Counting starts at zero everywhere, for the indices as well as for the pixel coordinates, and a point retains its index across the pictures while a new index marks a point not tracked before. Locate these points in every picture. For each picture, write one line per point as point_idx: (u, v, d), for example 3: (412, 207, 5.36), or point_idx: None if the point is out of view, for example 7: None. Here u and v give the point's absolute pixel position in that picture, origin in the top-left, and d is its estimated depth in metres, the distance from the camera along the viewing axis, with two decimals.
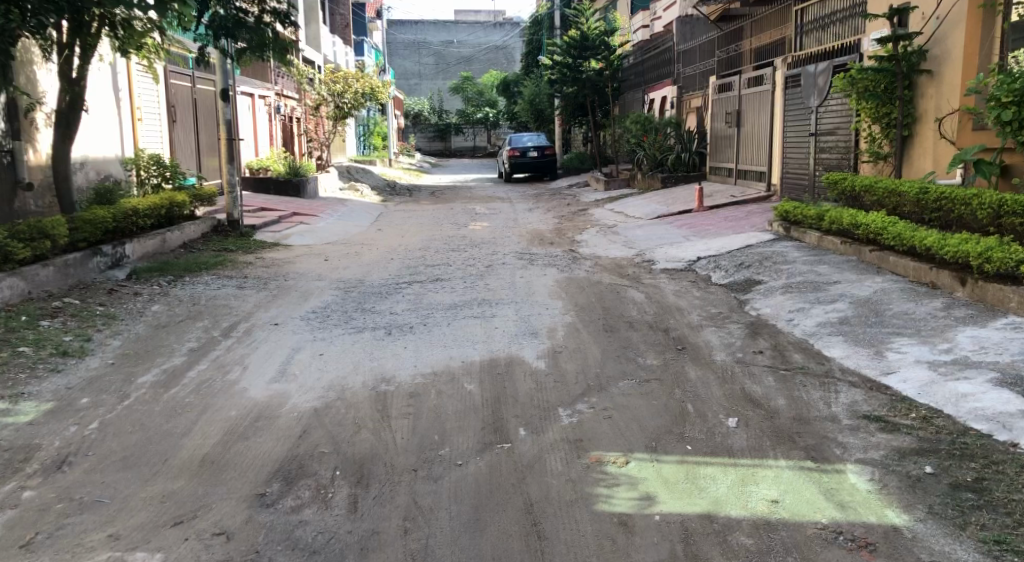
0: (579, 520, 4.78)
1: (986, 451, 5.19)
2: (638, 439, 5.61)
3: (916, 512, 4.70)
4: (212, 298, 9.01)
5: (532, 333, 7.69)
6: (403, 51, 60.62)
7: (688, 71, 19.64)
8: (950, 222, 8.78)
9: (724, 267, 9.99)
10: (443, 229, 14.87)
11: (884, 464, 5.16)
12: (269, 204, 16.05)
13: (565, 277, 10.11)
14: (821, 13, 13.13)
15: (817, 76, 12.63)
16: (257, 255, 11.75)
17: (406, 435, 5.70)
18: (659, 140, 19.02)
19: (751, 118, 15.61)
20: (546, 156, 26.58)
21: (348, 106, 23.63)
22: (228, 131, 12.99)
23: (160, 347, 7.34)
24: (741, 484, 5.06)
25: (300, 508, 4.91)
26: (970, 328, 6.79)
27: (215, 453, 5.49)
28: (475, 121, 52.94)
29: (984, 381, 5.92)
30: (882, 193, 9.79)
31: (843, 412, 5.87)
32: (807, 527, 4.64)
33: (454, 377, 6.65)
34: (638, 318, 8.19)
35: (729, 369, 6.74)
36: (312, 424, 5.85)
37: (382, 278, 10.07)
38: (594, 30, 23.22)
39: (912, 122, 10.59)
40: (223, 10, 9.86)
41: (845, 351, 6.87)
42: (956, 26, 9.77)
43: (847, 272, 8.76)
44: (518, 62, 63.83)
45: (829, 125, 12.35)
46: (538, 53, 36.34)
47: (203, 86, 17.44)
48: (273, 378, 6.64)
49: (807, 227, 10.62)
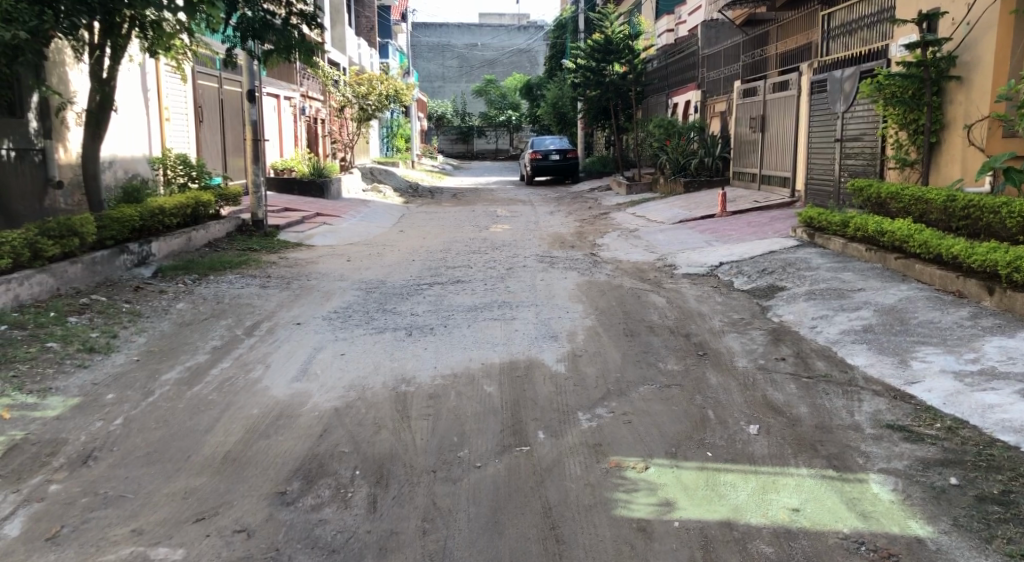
0: (597, 525, 4.77)
1: (1013, 463, 5.12)
2: (658, 445, 5.58)
3: (940, 524, 4.64)
4: (235, 297, 9.06)
5: (552, 337, 7.68)
6: (427, 53, 61.03)
7: (712, 76, 19.49)
8: (978, 230, 8.68)
9: (747, 273, 9.93)
10: (464, 231, 14.91)
11: (907, 475, 5.11)
12: (293, 205, 16.09)
13: (586, 280, 10.12)
14: (849, 17, 13.02)
15: (843, 81, 12.56)
16: (280, 255, 11.78)
17: (425, 436, 5.71)
18: (682, 144, 19.05)
19: (776, 123, 15.49)
20: (569, 159, 26.43)
21: (372, 108, 23.65)
22: (253, 132, 13.03)
23: (185, 345, 7.39)
24: (761, 492, 5.02)
25: (320, 506, 4.93)
26: (998, 338, 6.71)
27: (237, 450, 5.52)
28: (497, 124, 52.77)
29: (1012, 392, 5.85)
30: (908, 200, 9.70)
31: (866, 421, 5.82)
32: (828, 536, 4.60)
33: (473, 379, 6.65)
34: (659, 323, 8.17)
35: (751, 376, 6.70)
36: (333, 424, 5.86)
37: (403, 279, 10.09)
38: (617, 34, 23.06)
39: (939, 129, 10.48)
40: (251, 12, 9.89)
41: (869, 359, 6.81)
42: (987, 32, 9.68)
43: (872, 280, 8.68)
44: (541, 66, 63.76)
45: (855, 131, 12.25)
46: (562, 57, 36.33)
47: (229, 88, 17.55)
48: (294, 377, 6.67)
49: (831, 234, 10.54)
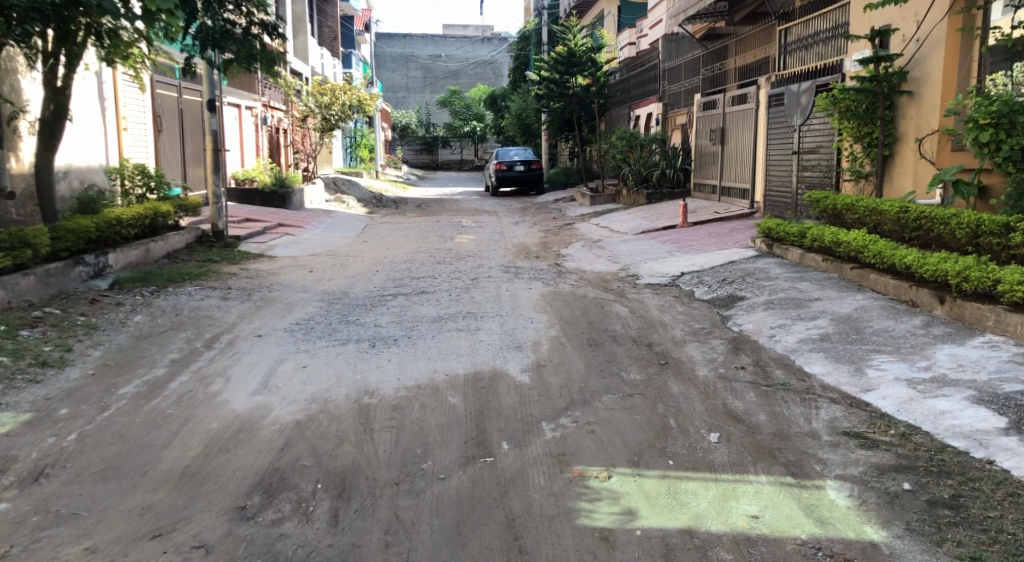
0: (560, 535, 4.81)
1: (963, 468, 5.25)
2: (621, 454, 5.64)
3: (894, 529, 4.74)
4: (195, 309, 9.01)
5: (517, 347, 7.72)
6: (390, 64, 61.01)
7: (673, 89, 19.77)
8: (929, 240, 8.86)
9: (708, 283, 10.06)
10: (430, 241, 14.93)
11: (863, 481, 5.21)
12: (254, 215, 16.03)
13: (550, 290, 10.19)
14: (805, 32, 13.25)
15: (800, 95, 12.76)
16: (241, 266, 11.73)
17: (389, 448, 5.72)
18: (644, 157, 19.13)
19: (735, 136, 15.72)
20: (534, 170, 26.56)
21: (336, 118, 23.55)
22: (214, 142, 12.94)
23: (142, 358, 7.33)
24: (722, 499, 5.10)
25: (281, 521, 4.92)
26: (948, 346, 6.86)
27: (196, 465, 5.48)
28: (462, 135, 52.85)
29: (961, 399, 5.99)
30: (863, 211, 9.88)
31: (824, 428, 5.93)
32: (786, 543, 4.68)
33: (438, 390, 6.66)
34: (622, 332, 8.24)
35: (711, 384, 6.80)
36: (295, 437, 5.85)
37: (367, 290, 10.08)
38: (581, 46, 23.35)
39: (892, 142, 10.68)
40: (211, 22, 9.84)
41: (825, 368, 6.93)
42: (936, 48, 9.87)
43: (829, 290, 8.83)
44: (506, 77, 64.07)
45: (811, 144, 12.46)
46: (526, 69, 36.61)
47: (189, 97, 17.42)
48: (255, 390, 6.63)
49: (789, 244, 10.72)
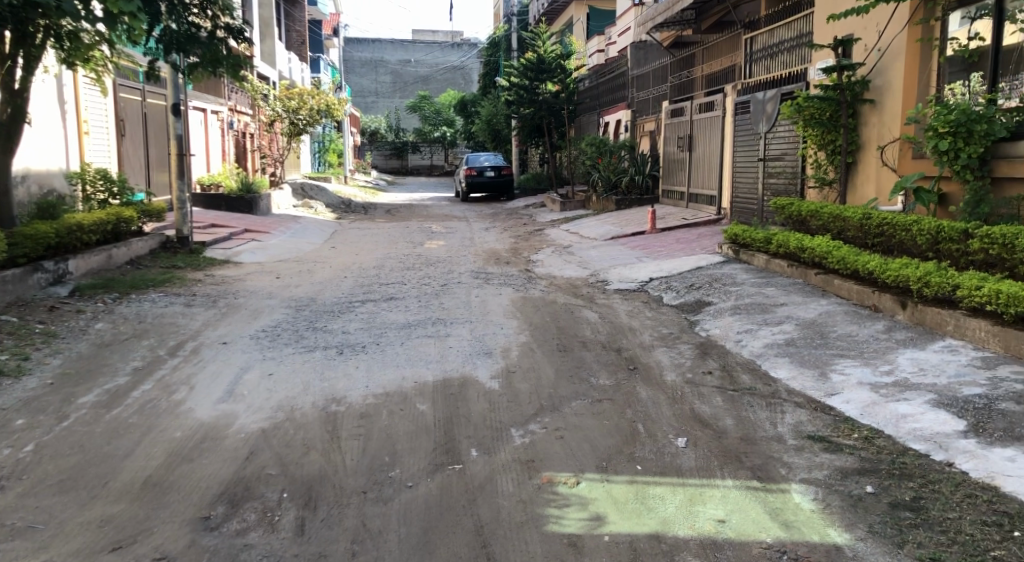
0: (528, 542, 4.82)
1: (924, 470, 5.33)
2: (590, 460, 5.66)
3: (857, 531, 4.81)
4: (158, 316, 8.93)
5: (486, 353, 7.73)
6: (360, 69, 60.81)
7: (642, 96, 19.91)
8: (891, 246, 9.00)
9: (676, 288, 10.14)
10: (399, 247, 14.90)
11: (827, 484, 5.28)
12: (220, 221, 15.90)
13: (519, 296, 10.21)
14: (771, 41, 13.41)
15: (765, 103, 12.90)
16: (206, 272, 11.64)
17: (356, 456, 5.70)
18: (614, 163, 19.28)
19: (703, 143, 15.86)
20: (504, 175, 26.55)
21: (303, 123, 23.45)
22: (178, 146, 12.84)
23: (103, 367, 7.25)
24: (689, 503, 5.14)
25: (245, 531, 4.89)
26: (910, 350, 6.97)
27: (158, 475, 5.43)
28: (432, 140, 52.77)
29: (922, 402, 6.09)
30: (827, 217, 10.01)
31: (788, 432, 5.99)
32: (752, 546, 4.73)
33: (406, 397, 6.65)
34: (591, 338, 8.28)
35: (679, 389, 6.85)
36: (260, 445, 5.82)
37: (335, 297, 10.05)
38: (550, 53, 23.45)
39: (855, 150, 10.83)
40: (176, 25, 9.75)
41: (791, 372, 7.00)
42: (897, 57, 10.03)
43: (794, 295, 8.93)
44: (476, 83, 64.13)
45: (777, 151, 12.61)
46: (496, 75, 36.70)
47: (152, 101, 17.26)
48: (219, 398, 6.59)
49: (755, 250, 10.83)
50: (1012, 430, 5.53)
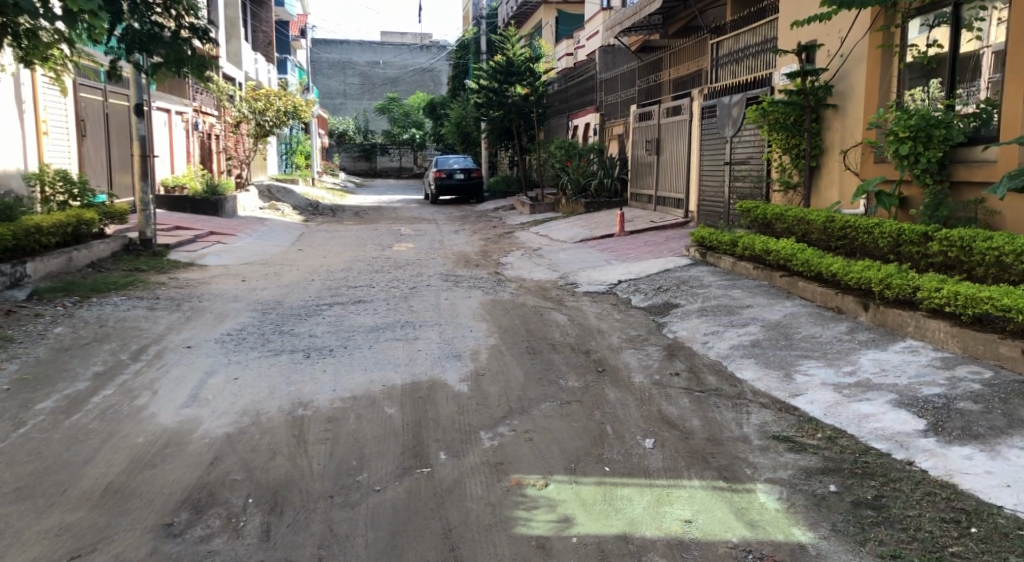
0: (496, 544, 4.83)
1: (885, 469, 5.41)
2: (558, 462, 5.69)
3: (820, 530, 4.87)
4: (121, 320, 8.83)
5: (455, 356, 7.73)
6: (327, 70, 60.50)
7: (610, 99, 20.02)
8: (854, 249, 9.13)
9: (644, 291, 10.20)
10: (367, 250, 14.85)
11: (792, 483, 5.34)
12: (184, 223, 15.76)
13: (489, 299, 10.22)
14: (736, 46, 13.56)
15: (731, 107, 13.03)
16: (170, 275, 11.53)
17: (323, 461, 5.68)
18: (582, 166, 19.14)
19: (670, 147, 15.97)
20: (473, 178, 26.53)
21: (270, 124, 23.30)
22: (141, 147, 12.72)
23: (63, 372, 7.16)
24: (656, 504, 5.18)
25: (210, 537, 4.86)
26: (872, 351, 7.08)
27: (119, 482, 5.38)
28: (400, 142, 52.63)
29: (884, 402, 6.18)
30: (791, 220, 10.13)
31: (754, 432, 6.06)
32: (718, 546, 4.78)
33: (374, 401, 6.64)
34: (560, 340, 8.32)
35: (647, 391, 6.90)
36: (225, 451, 5.78)
37: (302, 300, 9.99)
38: (519, 56, 23.51)
39: (819, 154, 10.98)
40: (138, 24, 9.65)
41: (756, 373, 7.08)
42: (858, 63, 10.18)
43: (759, 297, 9.03)
44: (445, 85, 64.09)
45: (742, 155, 12.73)
46: (465, 77, 36.71)
47: (114, 101, 17.09)
48: (183, 403, 6.53)
49: (721, 252, 10.93)
50: (970, 428, 5.64)
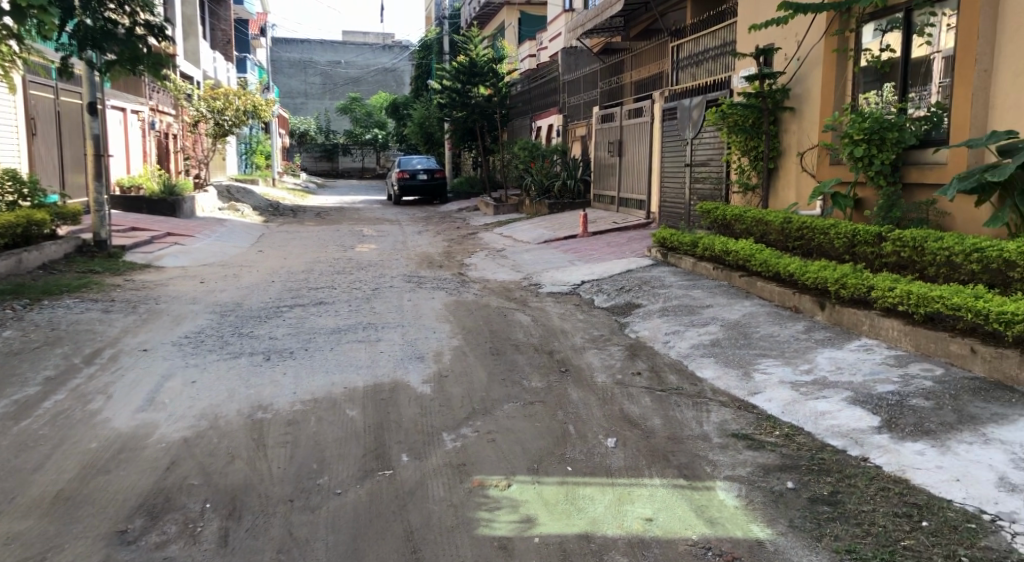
0: (458, 546, 4.84)
1: (841, 465, 5.50)
2: (521, 462, 5.71)
3: (778, 526, 4.94)
4: (73, 323, 8.70)
5: (418, 358, 7.72)
6: (288, 69, 59.98)
7: (573, 101, 20.10)
8: (811, 249, 9.26)
9: (607, 291, 10.26)
10: (328, 251, 14.77)
11: (750, 481, 5.41)
12: (140, 224, 15.57)
13: (452, 300, 10.21)
14: (696, 49, 13.69)
15: (692, 110, 13.16)
16: (125, 277, 11.38)
17: (283, 464, 5.65)
18: (546, 167, 19.29)
19: (632, 148, 16.08)
20: (436, 178, 26.48)
21: (229, 124, 23.08)
22: (94, 146, 12.53)
23: (13, 377, 7.04)
24: (618, 503, 5.22)
25: (166, 544, 4.81)
26: (829, 349, 7.19)
27: (71, 489, 5.31)
28: (363, 142, 52.38)
29: (840, 400, 6.28)
30: (750, 221, 10.25)
31: (714, 431, 6.12)
32: (678, 544, 4.82)
33: (335, 403, 6.62)
34: (524, 341, 8.34)
35: (609, 390, 6.94)
36: (182, 455, 5.72)
37: (262, 302, 9.91)
38: (482, 56, 23.53)
39: (777, 156, 11.12)
40: (91, 21, 9.54)
41: (716, 372, 7.16)
42: (815, 66, 10.31)
43: (719, 297, 9.13)
44: (408, 85, 63.92)
45: (703, 157, 12.85)
46: (427, 77, 36.65)
47: (66, 100, 16.82)
48: (139, 407, 6.46)
49: (682, 253, 11.03)
50: (922, 424, 5.75)
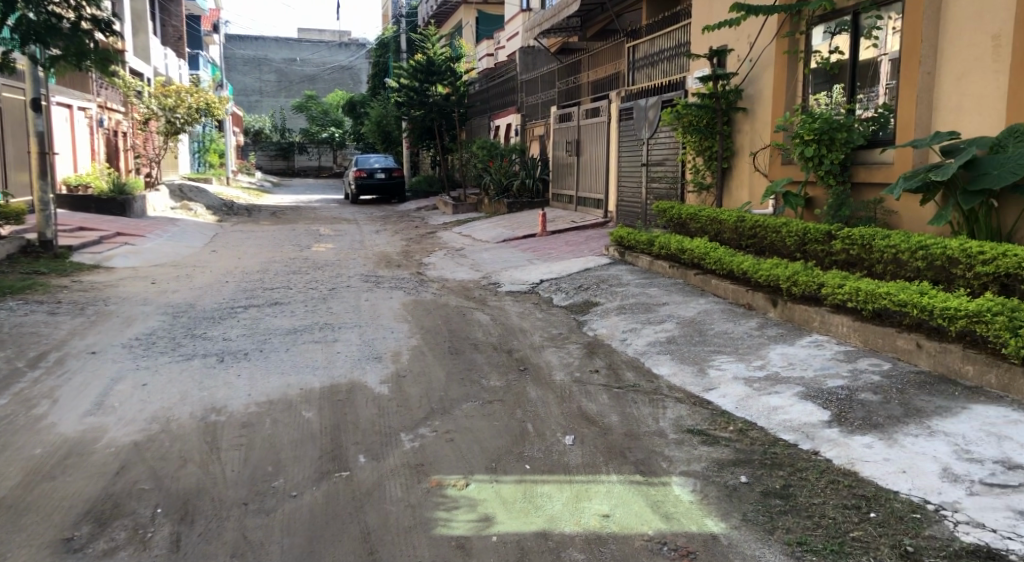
0: (415, 546, 4.84)
1: (792, 459, 5.60)
2: (479, 461, 5.72)
3: (731, 520, 5.01)
4: (19, 325, 8.53)
5: (375, 358, 7.69)
6: (242, 67, 59.30)
7: (530, 100, 20.16)
8: (763, 247, 9.39)
9: (565, 290, 10.31)
10: (284, 251, 14.65)
11: (705, 476, 5.48)
12: (88, 224, 15.30)
13: (410, 300, 10.19)
14: (651, 50, 13.83)
15: (647, 110, 13.27)
16: (72, 278, 11.19)
17: (237, 467, 5.60)
18: (504, 166, 19.27)
19: (590, 148, 16.17)
20: (394, 177, 26.37)
21: (181, 122, 22.77)
22: (39, 144, 12.29)
23: None
24: (575, 500, 5.26)
25: (115, 550, 4.75)
26: (782, 346, 7.30)
27: (15, 496, 5.21)
28: (319, 141, 51.96)
29: (791, 395, 6.38)
30: (704, 220, 10.37)
31: (669, 427, 6.19)
32: (634, 540, 4.87)
33: (290, 405, 6.57)
34: (482, 340, 8.36)
35: (567, 388, 6.99)
36: (132, 460, 5.65)
37: (215, 302, 9.81)
38: (440, 55, 23.51)
39: (730, 156, 11.26)
40: (34, 14, 9.37)
41: (672, 369, 7.24)
42: (766, 68, 10.46)
43: (675, 295, 9.22)
44: (365, 83, 63.62)
45: (658, 157, 12.97)
46: (385, 76, 36.53)
47: (10, 96, 16.47)
48: (86, 411, 6.36)
49: (638, 252, 11.12)
50: (871, 418, 5.87)
